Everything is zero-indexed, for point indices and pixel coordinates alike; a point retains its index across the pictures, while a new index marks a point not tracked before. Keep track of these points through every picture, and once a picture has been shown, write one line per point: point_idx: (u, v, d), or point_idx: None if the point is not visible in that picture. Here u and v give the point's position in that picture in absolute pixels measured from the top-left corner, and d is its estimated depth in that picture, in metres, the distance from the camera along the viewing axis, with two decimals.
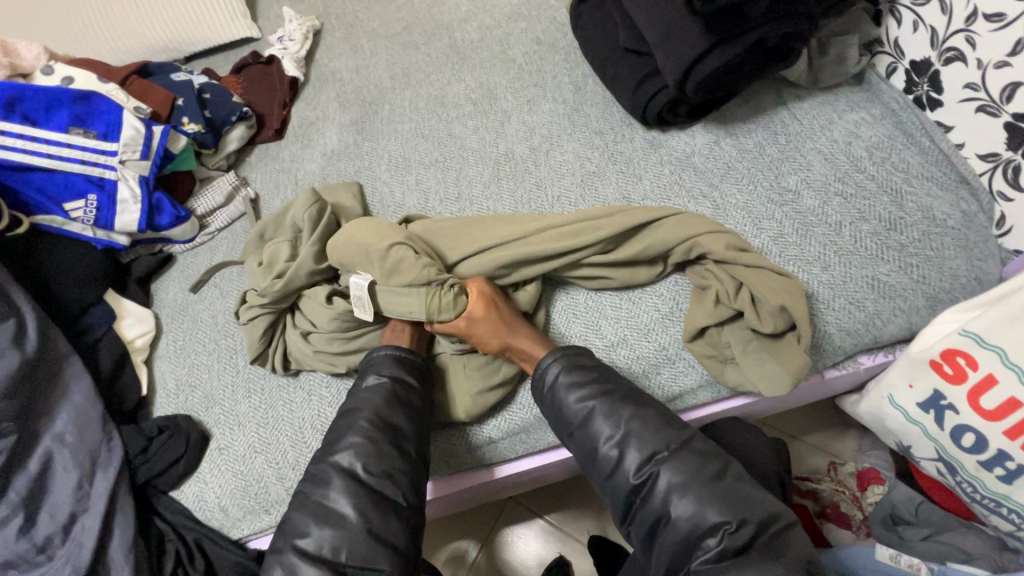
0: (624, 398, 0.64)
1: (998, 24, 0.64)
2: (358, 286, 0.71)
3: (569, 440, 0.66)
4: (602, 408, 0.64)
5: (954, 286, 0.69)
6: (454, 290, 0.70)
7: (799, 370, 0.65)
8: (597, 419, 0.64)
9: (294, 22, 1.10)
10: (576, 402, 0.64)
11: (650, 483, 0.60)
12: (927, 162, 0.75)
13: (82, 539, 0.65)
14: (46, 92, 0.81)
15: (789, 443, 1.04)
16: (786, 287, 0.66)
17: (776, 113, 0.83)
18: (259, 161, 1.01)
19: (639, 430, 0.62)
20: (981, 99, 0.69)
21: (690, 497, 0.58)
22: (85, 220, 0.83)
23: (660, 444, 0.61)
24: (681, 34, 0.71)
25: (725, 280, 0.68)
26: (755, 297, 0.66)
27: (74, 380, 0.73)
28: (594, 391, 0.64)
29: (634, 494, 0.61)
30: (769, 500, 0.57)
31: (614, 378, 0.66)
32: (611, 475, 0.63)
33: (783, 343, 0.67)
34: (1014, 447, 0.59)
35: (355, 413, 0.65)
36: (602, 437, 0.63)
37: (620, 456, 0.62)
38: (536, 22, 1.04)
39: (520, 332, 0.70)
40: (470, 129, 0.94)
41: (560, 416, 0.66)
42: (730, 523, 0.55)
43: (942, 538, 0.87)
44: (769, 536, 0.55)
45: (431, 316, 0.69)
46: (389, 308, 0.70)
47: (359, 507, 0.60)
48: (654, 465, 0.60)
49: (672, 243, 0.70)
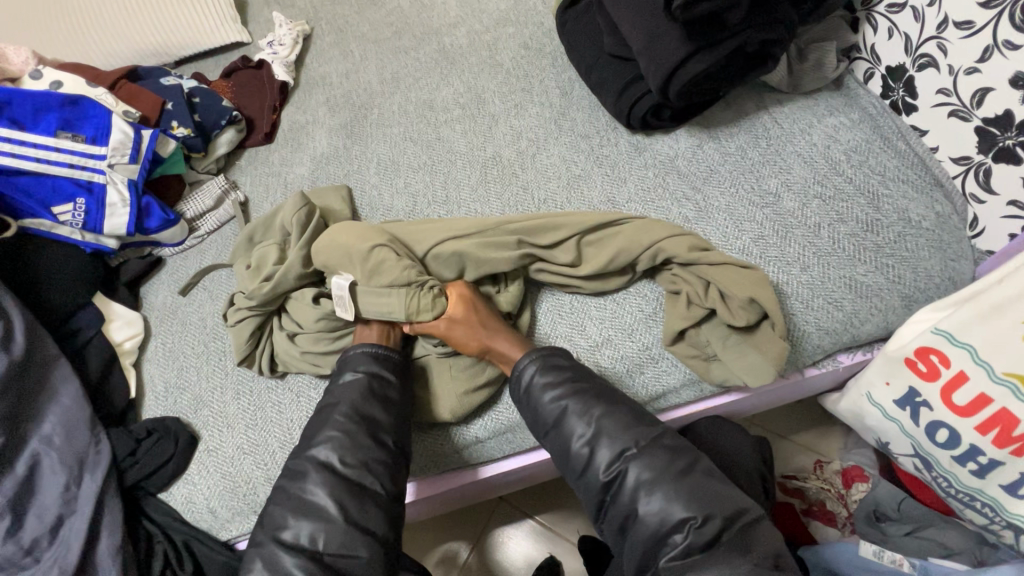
0: (596, 396, 0.65)
1: (967, 31, 0.66)
2: (338, 286, 0.72)
3: (545, 439, 0.67)
4: (575, 407, 0.64)
5: (929, 286, 0.71)
6: (434, 292, 0.71)
7: (780, 353, 0.66)
8: (570, 418, 0.64)
9: (284, 27, 1.11)
10: (551, 401, 0.65)
11: (619, 480, 0.61)
12: (903, 165, 0.77)
13: (70, 540, 0.66)
14: (34, 96, 0.81)
15: (775, 441, 1.06)
16: (750, 280, 0.68)
17: (757, 117, 0.85)
18: (249, 164, 1.02)
19: (610, 427, 0.63)
20: (953, 105, 0.71)
21: (658, 495, 0.59)
22: (74, 223, 0.83)
23: (629, 440, 0.62)
24: (661, 42, 0.72)
25: (692, 282, 0.70)
26: (722, 294, 0.68)
27: (62, 383, 0.73)
28: (567, 390, 0.65)
29: (606, 492, 0.62)
30: (736, 497, 0.59)
31: (589, 378, 0.67)
32: (583, 472, 0.64)
33: (760, 331, 0.68)
34: (986, 442, 0.61)
35: (331, 409, 0.66)
36: (575, 435, 0.64)
37: (591, 453, 0.63)
38: (523, 27, 1.06)
39: (501, 333, 0.71)
40: (458, 133, 0.95)
41: (536, 416, 0.67)
42: (696, 519, 0.57)
43: (923, 533, 0.87)
44: (736, 531, 0.57)
45: (411, 317, 0.70)
46: (368, 309, 0.71)
47: (338, 501, 0.61)
48: (624, 462, 0.61)
49: (636, 252, 0.71)
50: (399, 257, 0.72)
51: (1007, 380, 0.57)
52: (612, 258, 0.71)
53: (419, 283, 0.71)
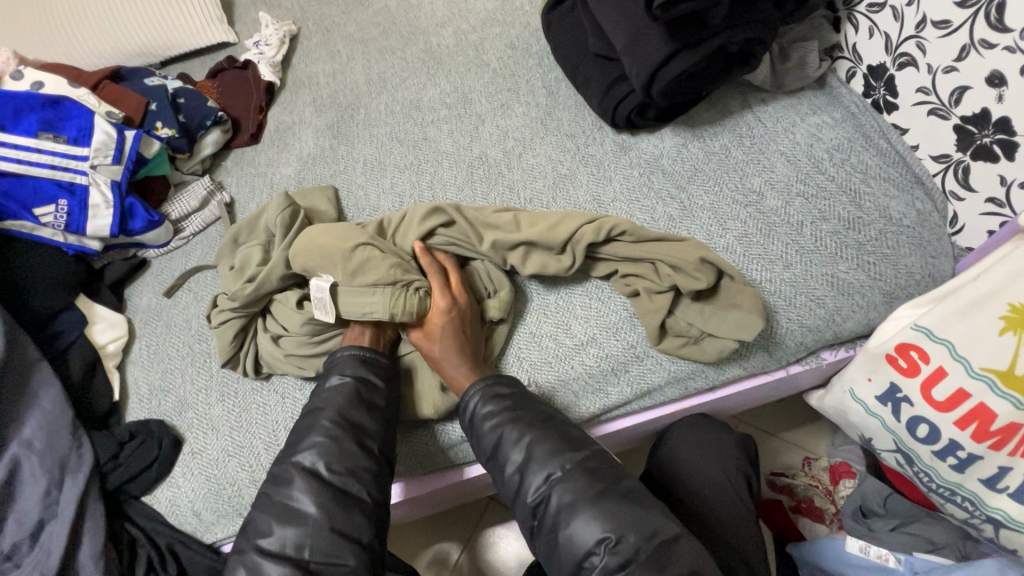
0: (530, 422, 0.64)
1: (945, 31, 0.67)
2: (319, 288, 0.71)
3: (486, 466, 0.66)
4: (509, 433, 0.64)
5: (910, 283, 0.72)
6: (421, 293, 0.71)
7: (755, 304, 0.67)
8: (505, 444, 0.64)
9: (270, 27, 1.11)
10: (489, 429, 0.65)
11: (545, 503, 0.60)
12: (884, 163, 0.78)
13: (51, 545, 0.65)
14: (16, 97, 0.81)
15: (764, 439, 1.06)
16: (688, 248, 0.70)
17: (741, 116, 0.86)
18: (235, 165, 1.01)
19: (539, 454, 0.62)
20: (932, 103, 0.72)
21: (579, 518, 0.58)
22: (55, 225, 0.82)
23: (555, 465, 0.61)
24: (644, 42, 0.73)
25: (643, 265, 0.72)
26: (674, 267, 0.69)
27: (42, 387, 0.72)
28: (503, 417, 0.65)
29: (535, 516, 0.61)
30: (653, 517, 0.57)
31: (528, 405, 0.66)
32: (514, 498, 0.63)
33: (723, 295, 0.69)
34: (964, 437, 0.61)
35: (317, 412, 0.66)
36: (507, 462, 0.63)
37: (522, 479, 0.62)
38: (510, 27, 1.06)
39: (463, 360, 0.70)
40: (446, 132, 0.95)
41: (478, 443, 0.67)
42: (610, 539, 0.56)
43: (909, 528, 0.88)
44: (652, 551, 0.56)
45: (394, 316, 0.70)
46: (351, 311, 0.70)
47: (321, 502, 0.61)
48: (549, 486, 0.61)
49: (576, 224, 0.72)
50: (384, 255, 0.72)
51: (984, 376, 0.58)
52: (555, 230, 0.72)
53: (405, 283, 0.71)
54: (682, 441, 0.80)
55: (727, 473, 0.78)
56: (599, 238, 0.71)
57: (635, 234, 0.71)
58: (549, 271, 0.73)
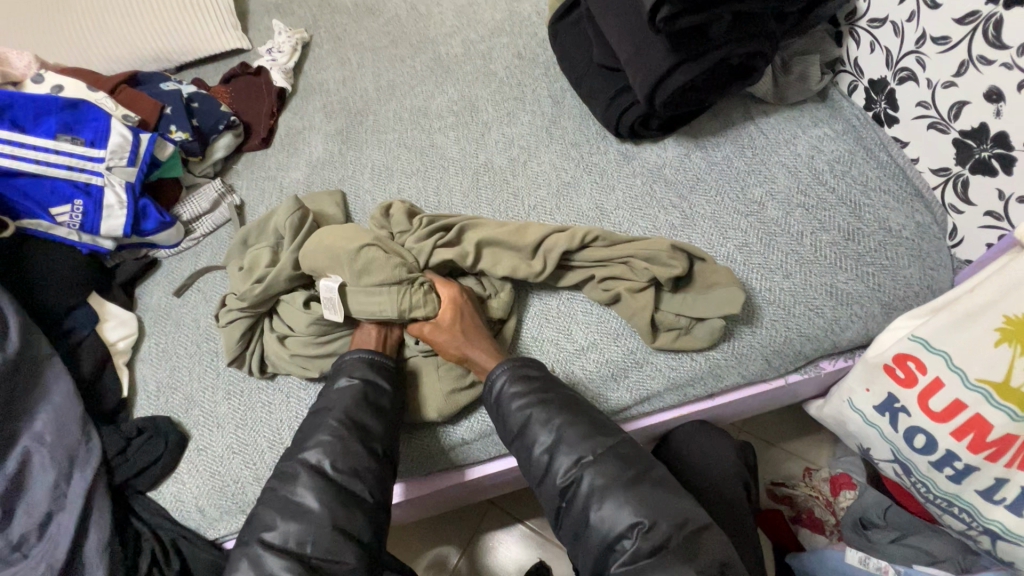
0: (559, 405, 0.66)
1: (944, 46, 0.68)
2: (327, 288, 0.73)
3: (511, 447, 0.68)
4: (538, 415, 0.65)
5: (909, 294, 0.72)
6: (425, 287, 0.74)
7: (730, 277, 0.70)
8: (533, 425, 0.65)
9: (283, 34, 1.13)
10: (517, 409, 0.66)
11: (575, 485, 0.62)
12: (885, 176, 0.79)
13: (59, 536, 0.66)
14: (36, 99, 0.83)
15: (764, 449, 1.07)
16: (647, 246, 0.73)
17: (743, 128, 0.87)
18: (245, 169, 1.03)
19: (570, 436, 0.63)
20: (932, 117, 0.72)
21: (609, 502, 0.59)
22: (71, 224, 0.85)
23: (586, 448, 0.62)
24: (648, 53, 0.74)
25: (615, 267, 0.74)
26: (648, 258, 0.72)
27: (54, 381, 0.74)
28: (534, 398, 0.66)
29: (563, 498, 0.63)
30: (681, 506, 0.58)
31: (557, 389, 0.68)
32: (542, 479, 0.64)
33: (698, 278, 0.73)
34: (961, 447, 0.62)
35: (325, 412, 0.67)
36: (536, 442, 0.65)
37: (551, 460, 0.64)
38: (517, 37, 1.08)
39: (481, 342, 0.72)
40: (452, 140, 0.97)
41: (503, 423, 0.68)
42: (643, 523, 0.56)
43: (908, 541, 0.87)
44: (684, 538, 0.56)
45: (403, 313, 0.72)
46: (360, 311, 0.73)
47: (325, 504, 0.61)
48: (580, 468, 0.62)
49: (548, 233, 0.76)
50: (387, 256, 0.74)
51: (980, 387, 0.58)
52: (527, 237, 0.76)
53: (408, 280, 0.74)
54: (685, 445, 0.80)
55: (725, 475, 0.79)
56: (574, 244, 0.74)
57: (607, 239, 0.75)
58: (520, 275, 0.75)
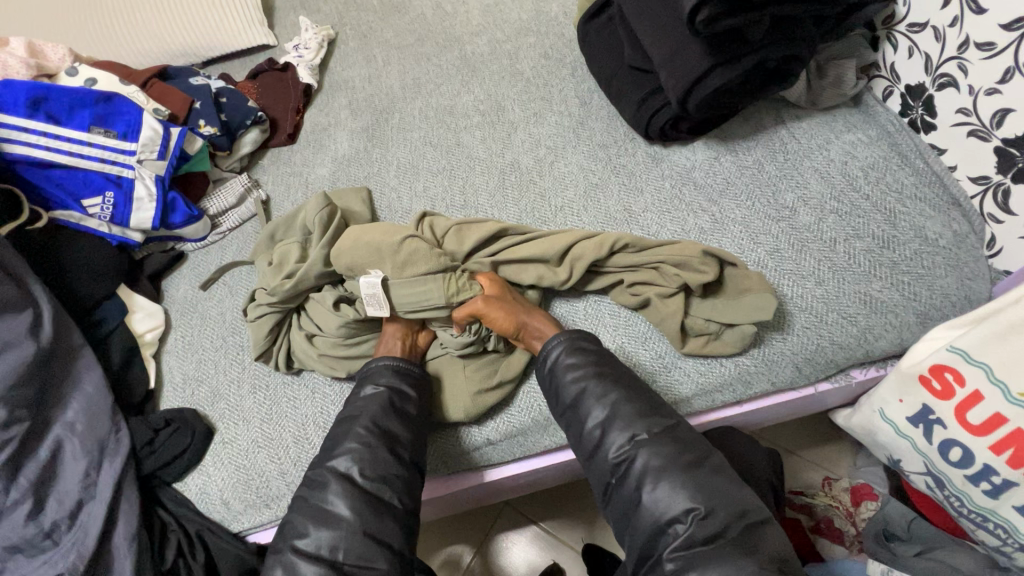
0: (615, 381, 0.66)
1: (989, 53, 0.66)
2: (369, 284, 0.73)
3: (562, 419, 0.68)
4: (594, 389, 0.66)
5: (945, 305, 0.71)
6: (467, 276, 0.76)
7: (763, 284, 0.70)
8: (588, 399, 0.66)
9: (310, 31, 1.14)
10: (572, 381, 0.67)
11: (628, 463, 0.62)
12: (920, 183, 0.77)
13: (88, 526, 0.67)
14: (71, 92, 0.83)
15: (784, 457, 1.06)
16: (679, 250, 0.72)
17: (775, 132, 0.86)
18: (271, 164, 1.04)
19: (624, 412, 0.64)
20: (973, 124, 0.71)
21: (664, 484, 0.59)
22: (102, 216, 0.85)
23: (641, 426, 0.63)
24: (682, 56, 0.73)
25: (647, 272, 0.74)
26: (678, 265, 0.72)
27: (85, 371, 0.75)
28: (589, 372, 0.67)
29: (614, 474, 0.63)
30: (733, 503, 0.57)
31: (613, 364, 0.69)
32: (592, 454, 0.65)
33: (729, 283, 0.72)
34: (1000, 462, 0.61)
35: (353, 419, 0.67)
36: (589, 417, 0.65)
37: (603, 436, 0.64)
38: (544, 37, 1.07)
39: (531, 311, 0.75)
40: (477, 139, 0.97)
41: (556, 394, 0.69)
42: (699, 510, 0.57)
43: (932, 555, 0.83)
44: (743, 530, 0.56)
45: (450, 300, 0.74)
46: (405, 304, 0.74)
47: (357, 512, 0.61)
48: (635, 446, 0.62)
49: (576, 238, 0.75)
50: (429, 248, 0.76)
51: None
52: (554, 244, 0.75)
53: (451, 269, 0.76)
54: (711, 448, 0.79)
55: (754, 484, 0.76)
56: (602, 252, 0.74)
57: (636, 245, 0.75)
58: (545, 283, 0.76)
